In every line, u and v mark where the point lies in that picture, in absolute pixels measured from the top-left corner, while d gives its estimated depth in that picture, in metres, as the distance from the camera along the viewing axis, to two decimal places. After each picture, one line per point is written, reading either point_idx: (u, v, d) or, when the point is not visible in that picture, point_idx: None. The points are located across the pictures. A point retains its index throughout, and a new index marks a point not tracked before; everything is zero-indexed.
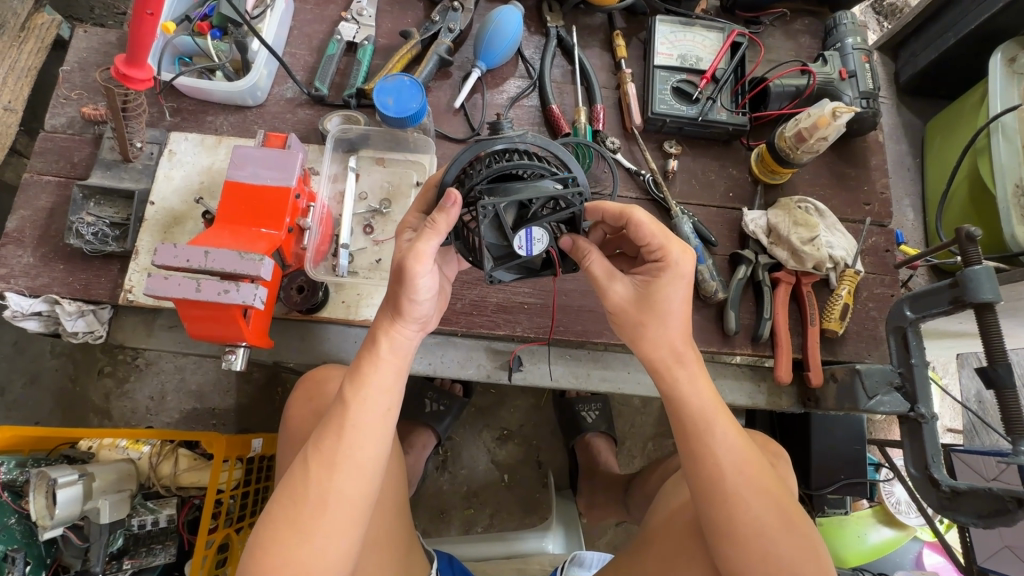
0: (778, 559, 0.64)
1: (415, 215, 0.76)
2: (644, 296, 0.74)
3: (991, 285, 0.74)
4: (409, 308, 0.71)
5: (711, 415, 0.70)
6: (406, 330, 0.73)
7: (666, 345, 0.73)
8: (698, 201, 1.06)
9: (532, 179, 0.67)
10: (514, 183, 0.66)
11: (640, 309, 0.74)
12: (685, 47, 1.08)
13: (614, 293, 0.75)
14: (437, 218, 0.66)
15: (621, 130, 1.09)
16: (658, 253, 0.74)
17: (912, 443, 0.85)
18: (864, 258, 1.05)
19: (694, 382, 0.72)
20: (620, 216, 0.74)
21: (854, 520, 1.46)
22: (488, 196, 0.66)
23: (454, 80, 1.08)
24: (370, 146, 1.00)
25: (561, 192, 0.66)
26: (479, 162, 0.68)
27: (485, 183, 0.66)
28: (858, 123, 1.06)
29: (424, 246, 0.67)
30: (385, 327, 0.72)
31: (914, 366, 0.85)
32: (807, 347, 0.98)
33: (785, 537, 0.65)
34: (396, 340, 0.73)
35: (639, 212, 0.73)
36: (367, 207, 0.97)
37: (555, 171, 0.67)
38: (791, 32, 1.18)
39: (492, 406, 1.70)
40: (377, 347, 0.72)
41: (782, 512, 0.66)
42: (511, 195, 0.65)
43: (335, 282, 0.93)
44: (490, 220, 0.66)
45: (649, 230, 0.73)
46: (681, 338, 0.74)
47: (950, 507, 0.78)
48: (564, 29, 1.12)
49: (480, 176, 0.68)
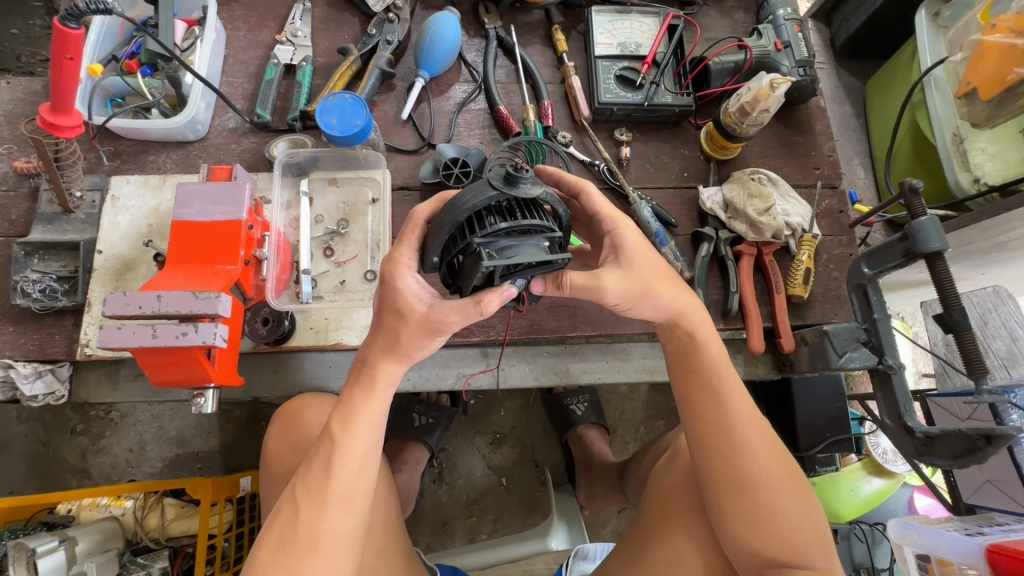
0: (775, 514, 0.66)
1: (405, 277, 0.68)
2: (633, 267, 0.69)
3: (938, 235, 0.77)
4: (408, 348, 0.69)
5: (710, 378, 0.71)
6: (402, 365, 0.71)
7: (662, 312, 0.71)
8: (655, 185, 1.07)
9: (529, 238, 0.65)
10: (513, 240, 0.64)
11: (636, 281, 0.68)
12: (624, 35, 1.10)
13: (607, 275, 0.66)
14: (485, 301, 0.63)
15: (572, 123, 1.09)
16: (608, 223, 0.72)
17: (884, 394, 0.87)
18: (820, 222, 1.08)
19: (701, 345, 0.72)
20: (574, 188, 0.75)
21: (845, 474, 1.49)
22: (489, 250, 0.63)
23: (399, 92, 1.07)
24: (321, 167, 0.99)
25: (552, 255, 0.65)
26: (480, 208, 0.64)
27: (483, 236, 0.63)
28: (798, 91, 1.08)
29: (454, 318, 0.65)
30: (383, 365, 0.69)
31: (877, 320, 0.88)
32: (776, 315, 1.00)
33: (784, 491, 0.66)
34: (391, 374, 0.71)
35: (591, 184, 0.75)
36: (325, 229, 0.96)
37: (550, 231, 0.65)
38: (725, 9, 1.20)
39: (481, 412, 1.70)
40: (373, 381, 0.70)
41: (783, 465, 0.68)
42: (513, 256, 0.62)
43: (300, 309, 0.91)
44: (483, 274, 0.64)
45: (599, 204, 0.73)
46: (680, 297, 0.71)
47: (927, 452, 0.80)
48: (503, 30, 1.12)
49: (482, 225, 0.64)
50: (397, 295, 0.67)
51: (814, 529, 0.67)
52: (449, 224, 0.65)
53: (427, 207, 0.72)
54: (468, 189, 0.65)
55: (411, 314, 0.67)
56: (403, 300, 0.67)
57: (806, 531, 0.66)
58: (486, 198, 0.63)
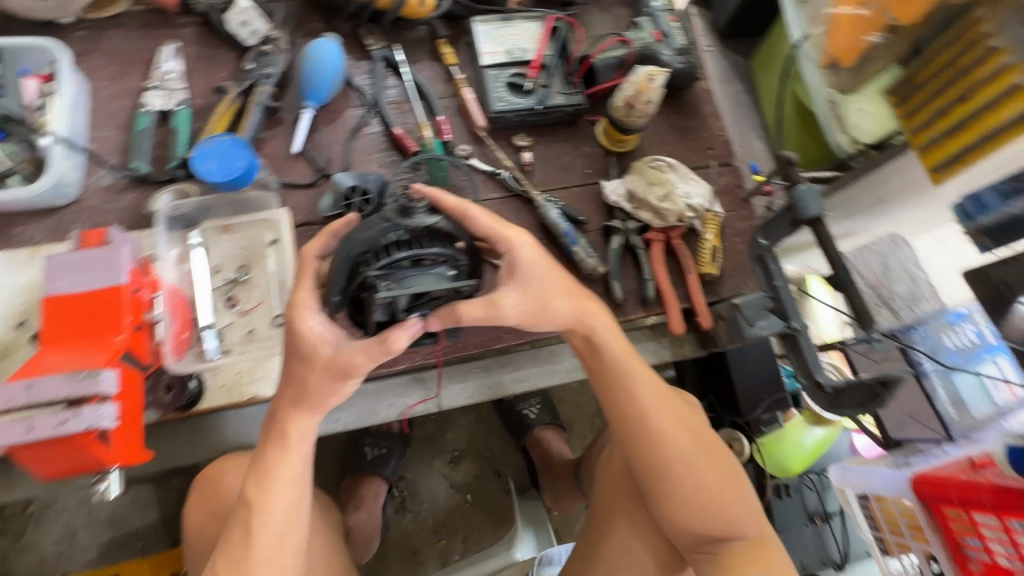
0: (700, 492, 0.69)
1: (308, 320, 0.65)
2: (529, 284, 0.70)
3: (816, 202, 0.82)
4: (316, 398, 0.67)
5: (614, 372, 0.72)
6: (315, 416, 0.69)
7: (561, 322, 0.72)
8: (561, 186, 1.08)
9: (429, 267, 0.63)
10: (411, 272, 0.62)
11: (536, 295, 0.69)
12: (509, 42, 1.10)
13: (506, 297, 0.67)
14: (390, 342, 0.61)
15: (470, 135, 1.09)
16: (501, 243, 0.71)
17: (795, 356, 0.91)
18: (721, 199, 1.12)
19: (601, 342, 0.72)
20: (455, 212, 0.69)
21: (790, 430, 1.49)
22: (385, 284, 0.61)
23: (287, 125, 1.03)
24: (213, 215, 0.95)
25: (456, 283, 0.63)
26: (376, 239, 0.63)
27: (379, 267, 0.62)
28: (682, 78, 1.12)
29: (363, 360, 0.63)
30: (292, 419, 0.68)
31: (779, 287, 0.91)
32: (692, 296, 1.03)
33: (706, 470, 0.69)
34: (303, 426, 0.69)
35: (472, 206, 0.69)
36: (225, 279, 0.91)
37: (452, 260, 0.64)
38: (605, 6, 1.23)
39: (436, 433, 1.67)
40: (285, 437, 0.69)
41: (701, 445, 0.71)
42: (409, 287, 0.61)
43: (208, 367, 0.86)
44: (382, 307, 0.62)
45: (485, 224, 0.69)
46: (576, 304, 0.72)
47: (836, 404, 0.84)
48: (388, 49, 1.11)
49: (377, 259, 0.63)
50: (301, 341, 0.65)
51: (742, 498, 0.70)
52: (344, 258, 0.63)
53: (319, 242, 0.68)
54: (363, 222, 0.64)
55: (317, 358, 0.65)
56: (306, 344, 0.65)
57: (733, 502, 0.69)
58: (380, 229, 0.62)
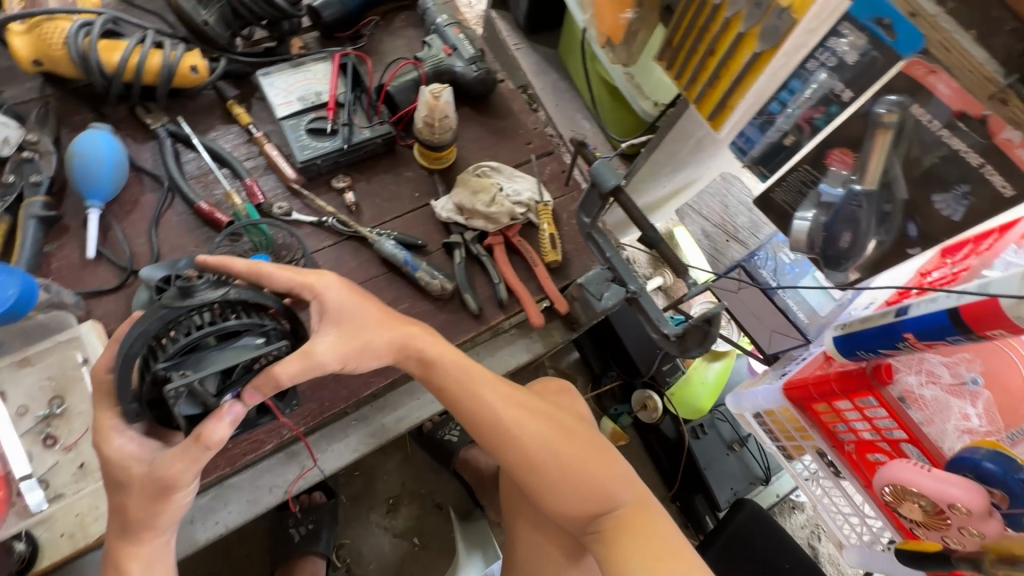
0: (566, 473, 0.72)
1: (115, 442, 0.61)
2: (347, 324, 0.68)
3: (613, 172, 0.89)
4: (148, 524, 0.62)
5: (457, 386, 0.73)
6: (161, 538, 0.64)
7: (394, 349, 0.71)
8: (393, 216, 1.08)
9: (230, 341, 0.61)
10: (207, 351, 0.60)
11: (352, 338, 0.68)
12: (301, 88, 1.08)
13: (319, 343, 0.64)
14: (204, 436, 0.57)
15: (286, 190, 1.05)
16: (309, 293, 0.69)
17: (643, 315, 0.95)
18: (550, 187, 1.17)
19: (433, 359, 0.72)
20: (250, 273, 0.67)
21: (692, 372, 1.59)
22: (179, 373, 0.58)
23: (74, 231, 0.95)
24: (4, 352, 0.84)
25: (263, 349, 0.61)
26: (161, 331, 0.60)
27: (168, 358, 0.59)
28: (482, 84, 1.16)
29: (181, 465, 0.58)
30: (131, 552, 0.62)
31: (611, 258, 0.96)
32: (544, 286, 1.06)
33: (568, 449, 0.73)
34: (147, 554, 0.63)
35: (266, 264, 0.67)
36: (35, 418, 0.81)
37: (255, 326, 0.63)
38: (394, 31, 1.24)
39: (366, 488, 1.61)
40: (127, 573, 0.63)
41: (558, 428, 0.75)
42: (205, 367, 0.58)
43: (38, 522, 0.77)
44: (183, 398, 0.58)
45: (286, 278, 0.68)
46: (406, 330, 0.73)
47: (683, 349, 0.90)
48: (173, 124, 1.05)
49: (165, 349, 0.60)
50: (111, 467, 0.61)
51: (608, 463, 0.75)
52: (129, 360, 0.59)
53: (104, 355, 0.63)
54: (144, 316, 0.61)
55: (131, 479, 0.60)
56: (117, 468, 0.61)
57: (598, 471, 0.74)
58: (162, 318, 0.60)
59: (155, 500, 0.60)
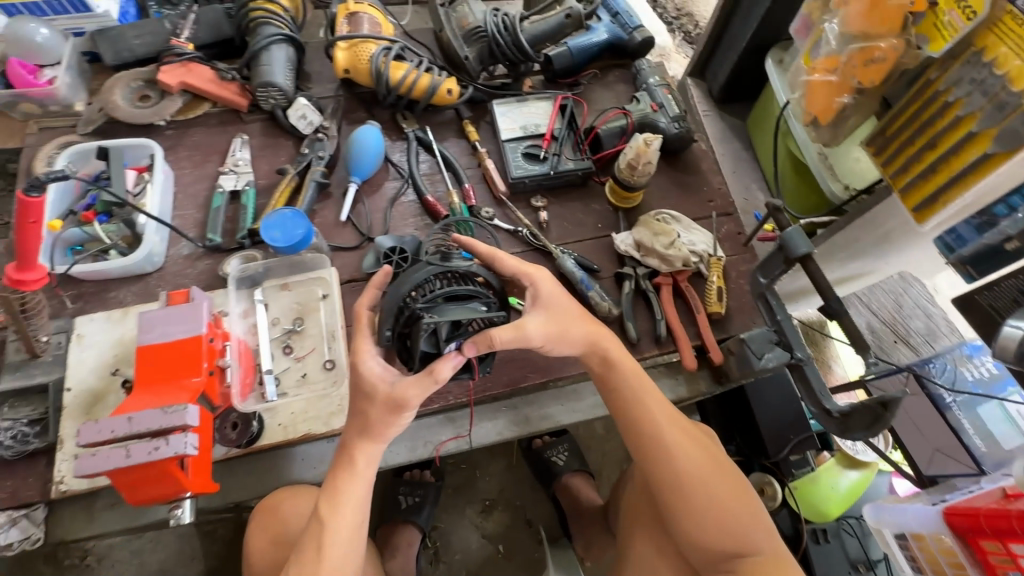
0: (708, 498, 0.80)
1: (369, 361, 0.78)
2: (551, 313, 0.84)
3: (804, 240, 0.91)
4: (377, 429, 0.79)
5: (628, 392, 0.88)
6: (378, 444, 0.81)
7: (585, 343, 0.88)
8: (575, 239, 1.21)
9: (465, 302, 0.77)
10: (451, 304, 0.76)
11: (556, 323, 0.84)
12: (524, 119, 1.28)
13: (530, 321, 0.80)
14: (437, 368, 0.72)
15: (493, 199, 1.24)
16: (526, 279, 0.86)
17: (804, 386, 0.95)
18: (723, 245, 1.23)
19: (615, 361, 0.89)
20: (488, 257, 0.86)
21: (823, 472, 1.47)
22: (429, 315, 0.74)
23: (335, 198, 1.20)
24: (273, 275, 1.09)
25: (489, 313, 0.76)
26: (420, 283, 0.78)
27: (424, 302, 0.76)
28: (680, 140, 1.27)
29: (418, 390, 0.74)
30: (359, 447, 0.80)
31: (781, 321, 0.98)
32: (702, 333, 1.11)
33: (714, 479, 0.82)
34: (369, 454, 0.81)
35: (501, 252, 0.87)
36: (282, 329, 1.04)
37: (484, 296, 0.78)
38: (607, 84, 1.41)
39: (468, 482, 1.71)
40: (353, 463, 0.81)
41: (706, 456, 0.84)
42: (449, 315, 0.74)
43: (266, 408, 0.98)
44: (427, 334, 0.74)
45: (512, 265, 0.86)
46: (594, 330, 0.89)
47: (846, 429, 0.89)
48: (420, 130, 1.29)
49: (421, 296, 0.77)
50: (364, 381, 0.78)
51: (748, 508, 0.81)
52: (395, 298, 0.78)
53: (369, 296, 0.83)
54: (411, 270, 0.81)
55: (376, 393, 0.76)
56: (368, 382, 0.77)
57: (740, 510, 0.80)
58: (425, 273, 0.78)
59: (387, 411, 0.76)
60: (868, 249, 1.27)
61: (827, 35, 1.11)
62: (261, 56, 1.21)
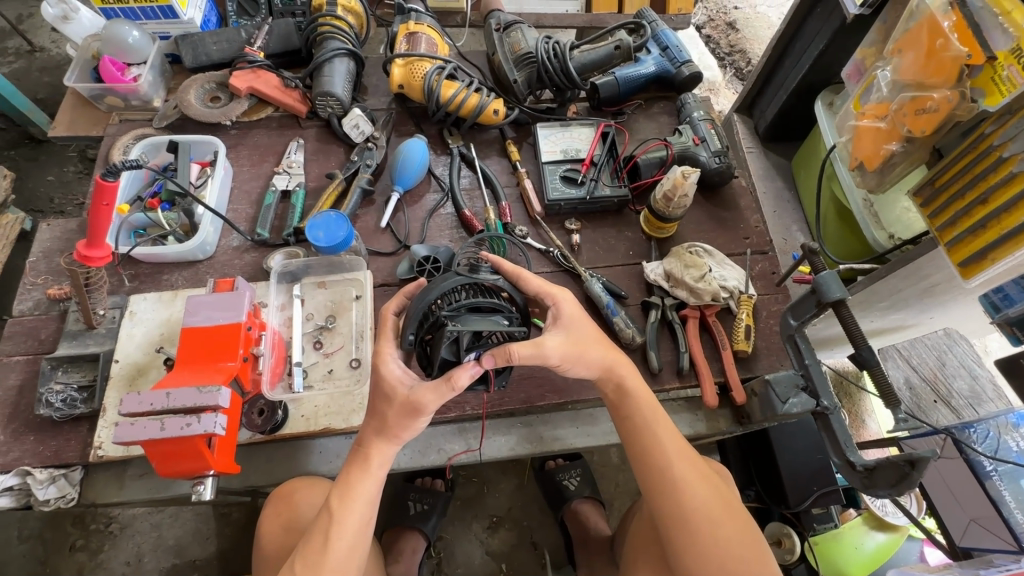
0: (715, 540, 0.80)
1: (390, 365, 0.81)
2: (571, 336, 0.85)
3: (838, 285, 0.88)
4: (392, 431, 0.82)
5: (640, 423, 0.88)
6: (392, 445, 0.83)
7: (602, 367, 0.88)
8: (605, 264, 1.22)
9: (488, 314, 0.80)
10: (474, 315, 0.78)
11: (574, 345, 0.84)
12: (565, 144, 1.31)
13: (549, 340, 0.81)
14: (455, 375, 0.74)
15: (528, 218, 1.26)
16: (549, 299, 0.88)
17: (828, 435, 0.92)
18: (756, 283, 1.21)
19: (630, 390, 0.89)
20: (513, 274, 0.89)
21: (848, 531, 1.43)
22: (453, 323, 0.77)
23: (378, 205, 1.26)
24: (312, 273, 1.14)
25: (510, 327, 0.79)
26: (448, 292, 0.81)
27: (450, 310, 0.79)
28: (719, 175, 1.27)
29: (436, 397, 0.76)
30: (375, 446, 0.83)
31: (808, 366, 0.96)
32: (726, 370, 1.09)
33: (721, 520, 0.81)
34: (382, 454, 0.84)
35: (527, 271, 0.89)
36: (315, 325, 1.09)
37: (506, 310, 0.81)
38: (651, 115, 1.43)
39: (478, 495, 1.71)
40: (367, 461, 0.83)
41: (716, 497, 0.84)
42: (472, 325, 0.76)
43: (292, 399, 1.02)
44: (449, 342, 0.76)
45: (537, 285, 0.88)
46: (612, 355, 0.89)
47: (870, 485, 0.85)
48: (464, 147, 1.34)
49: (447, 305, 0.80)
50: (383, 382, 0.80)
51: (754, 552, 0.81)
52: (422, 303, 0.80)
53: (395, 301, 0.87)
54: (439, 278, 0.83)
55: (394, 396, 0.79)
56: (388, 384, 0.80)
57: (745, 555, 0.80)
58: (453, 283, 0.81)
59: (402, 413, 0.79)
60: (907, 301, 1.23)
61: (879, 81, 1.12)
62: (324, 67, 1.29)
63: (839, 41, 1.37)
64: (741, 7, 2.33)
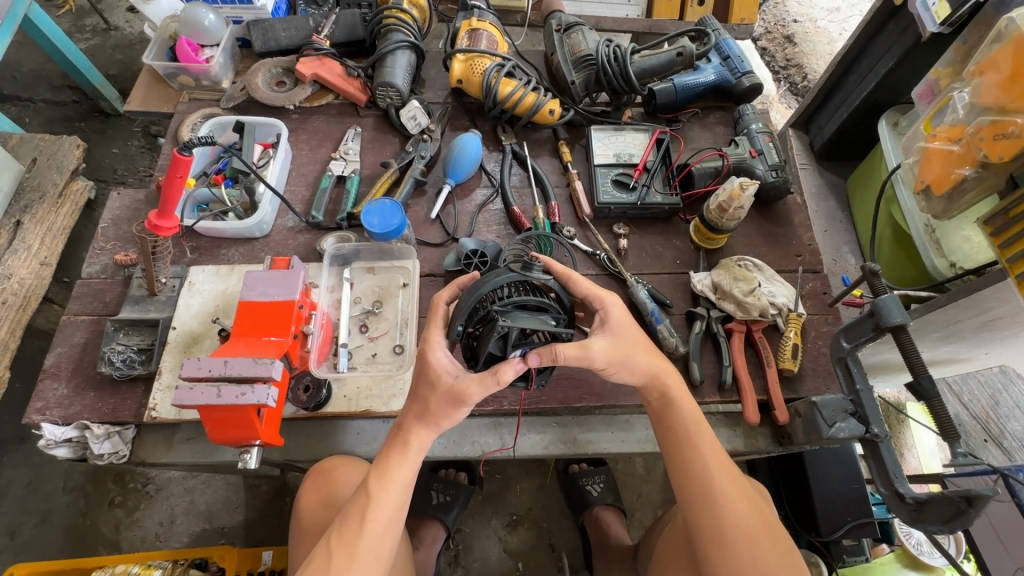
0: (752, 558, 0.78)
1: (438, 353, 0.82)
2: (617, 340, 0.85)
3: (899, 310, 0.84)
4: (435, 418, 0.83)
5: (682, 433, 0.87)
6: (431, 432, 0.85)
7: (647, 374, 0.88)
8: (651, 272, 1.21)
9: (537, 313, 0.80)
10: (523, 312, 0.79)
11: (620, 349, 0.84)
12: (618, 148, 1.30)
13: (596, 343, 0.81)
14: (501, 370, 0.74)
15: (576, 220, 1.26)
16: (598, 303, 0.88)
17: (877, 464, 0.89)
18: (805, 302, 1.18)
19: (674, 399, 0.88)
20: (562, 275, 0.89)
21: (878, 567, 1.36)
22: (504, 318, 0.77)
23: (429, 196, 1.28)
24: (361, 258, 1.17)
25: (556, 328, 0.79)
26: (498, 287, 0.81)
27: (501, 305, 0.79)
28: (774, 189, 1.24)
29: (481, 390, 0.77)
30: (415, 431, 0.84)
31: (859, 391, 0.93)
32: (770, 388, 1.07)
33: (760, 539, 0.80)
34: (422, 440, 0.85)
35: (577, 273, 0.89)
36: (361, 309, 1.11)
37: (554, 310, 0.82)
38: (706, 124, 1.41)
39: (499, 492, 1.71)
40: (406, 446, 0.84)
41: (755, 514, 0.82)
42: (522, 321, 0.76)
43: (336, 379, 1.05)
44: (498, 336, 0.77)
45: (587, 288, 0.88)
46: (656, 363, 0.88)
47: (919, 519, 0.81)
48: (517, 144, 1.35)
49: (498, 300, 0.80)
50: (429, 369, 0.81)
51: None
52: (473, 295, 0.81)
53: (448, 291, 0.88)
54: (492, 272, 0.84)
55: (439, 383, 0.80)
56: (433, 371, 0.81)
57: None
58: (505, 279, 0.81)
59: (447, 401, 0.80)
60: (964, 334, 1.18)
61: (954, 103, 1.08)
62: (387, 58, 1.32)
63: (910, 60, 1.32)
64: (801, 20, 2.27)
